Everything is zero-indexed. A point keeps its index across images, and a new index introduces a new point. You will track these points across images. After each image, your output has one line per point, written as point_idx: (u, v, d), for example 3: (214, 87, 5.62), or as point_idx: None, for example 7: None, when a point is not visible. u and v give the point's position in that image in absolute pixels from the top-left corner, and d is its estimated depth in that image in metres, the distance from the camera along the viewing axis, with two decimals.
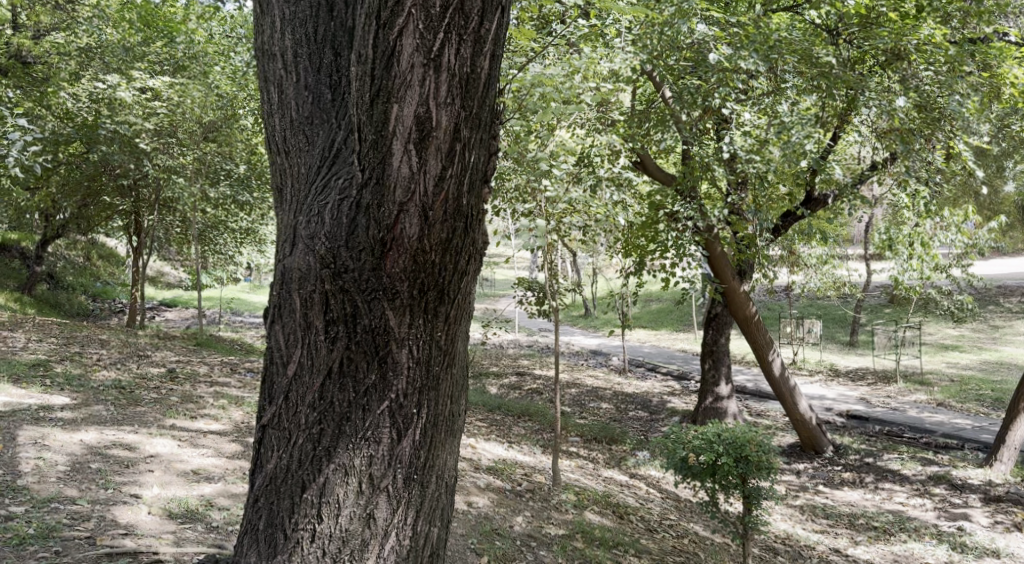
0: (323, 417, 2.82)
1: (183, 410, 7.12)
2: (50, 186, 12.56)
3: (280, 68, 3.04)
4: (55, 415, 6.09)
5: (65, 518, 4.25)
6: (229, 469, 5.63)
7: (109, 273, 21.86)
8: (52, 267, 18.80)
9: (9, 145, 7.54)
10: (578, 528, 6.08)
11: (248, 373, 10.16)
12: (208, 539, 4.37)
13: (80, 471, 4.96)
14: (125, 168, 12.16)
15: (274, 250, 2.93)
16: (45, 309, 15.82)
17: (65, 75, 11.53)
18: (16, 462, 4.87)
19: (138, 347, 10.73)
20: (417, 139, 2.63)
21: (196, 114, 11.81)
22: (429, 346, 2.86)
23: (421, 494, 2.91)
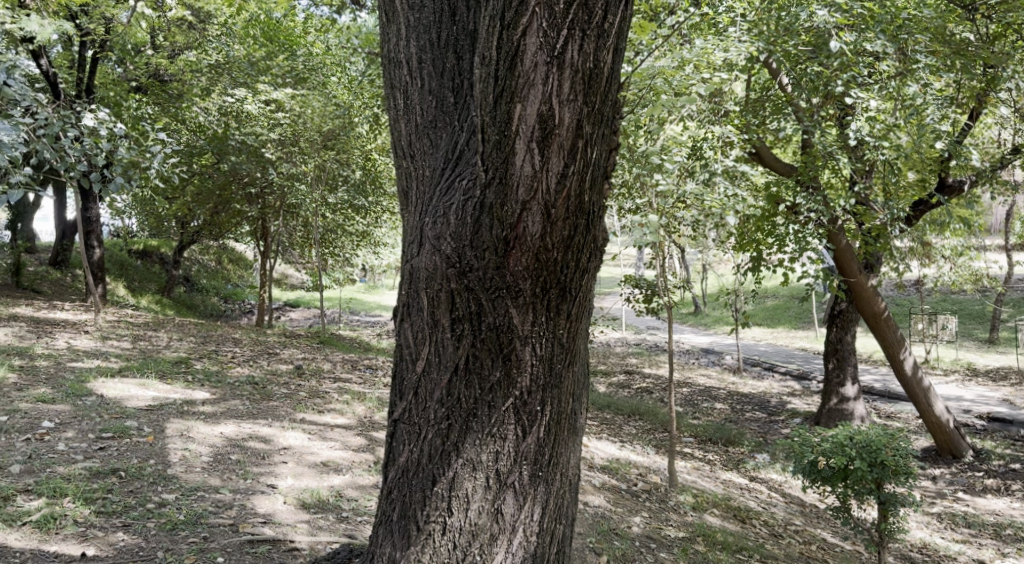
0: (451, 412, 2.88)
1: (310, 404, 7.48)
2: (186, 197, 13.50)
3: (405, 74, 3.12)
4: (197, 408, 6.52)
5: (211, 506, 4.54)
6: (355, 461, 5.86)
7: (238, 276, 23.25)
8: (188, 271, 20.17)
9: (152, 156, 8.23)
10: (698, 531, 5.95)
11: (367, 369, 10.56)
12: (340, 529, 4.56)
13: (222, 462, 5.30)
14: (252, 176, 12.83)
15: (401, 251, 3.02)
16: (183, 309, 16.99)
17: (198, 91, 12.60)
18: (166, 452, 5.25)
19: (267, 345, 11.36)
20: (540, 138, 2.64)
21: (315, 122, 12.48)
22: (552, 343, 2.87)
23: (546, 490, 2.93)
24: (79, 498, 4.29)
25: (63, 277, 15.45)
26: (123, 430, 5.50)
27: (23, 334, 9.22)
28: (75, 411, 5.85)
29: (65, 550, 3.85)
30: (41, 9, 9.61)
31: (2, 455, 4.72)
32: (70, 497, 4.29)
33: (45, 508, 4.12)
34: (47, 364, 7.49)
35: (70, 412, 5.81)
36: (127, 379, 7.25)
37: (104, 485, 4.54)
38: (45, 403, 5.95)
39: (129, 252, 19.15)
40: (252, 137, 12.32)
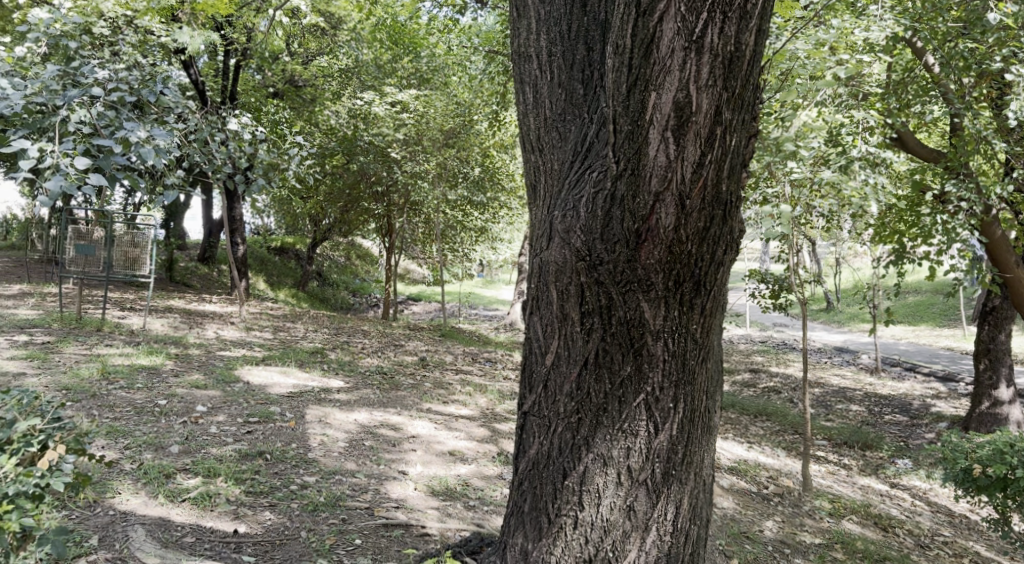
0: (580, 407, 2.85)
1: (436, 395, 7.68)
2: (319, 196, 14.19)
3: (535, 68, 3.12)
4: (333, 396, 6.84)
5: (348, 489, 4.75)
6: (480, 452, 5.96)
7: (365, 271, 24.22)
8: (320, 267, 21.20)
9: (289, 159, 8.74)
10: (836, 537, 5.64)
11: (487, 362, 10.73)
12: (468, 517, 4.65)
13: (357, 447, 5.53)
14: (379, 176, 13.30)
15: (530, 246, 3.02)
16: (315, 302, 17.87)
17: (330, 95, 13.38)
18: (306, 437, 5.54)
19: (393, 338, 11.76)
20: (675, 126, 2.56)
21: (437, 121, 12.66)
22: (685, 339, 2.79)
23: (679, 489, 2.85)
24: (231, 478, 4.59)
25: (210, 273, 16.62)
26: (267, 415, 5.85)
27: (178, 325, 9.99)
28: (225, 396, 6.28)
29: (220, 526, 4.09)
30: (191, 22, 10.35)
31: (163, 435, 5.12)
32: (223, 477, 4.59)
33: (201, 486, 4.42)
34: (200, 353, 8.07)
35: (220, 397, 6.23)
36: (269, 367, 7.70)
37: (252, 466, 4.84)
38: (200, 388, 6.41)
39: (267, 249, 20.35)
40: (380, 137, 12.71)
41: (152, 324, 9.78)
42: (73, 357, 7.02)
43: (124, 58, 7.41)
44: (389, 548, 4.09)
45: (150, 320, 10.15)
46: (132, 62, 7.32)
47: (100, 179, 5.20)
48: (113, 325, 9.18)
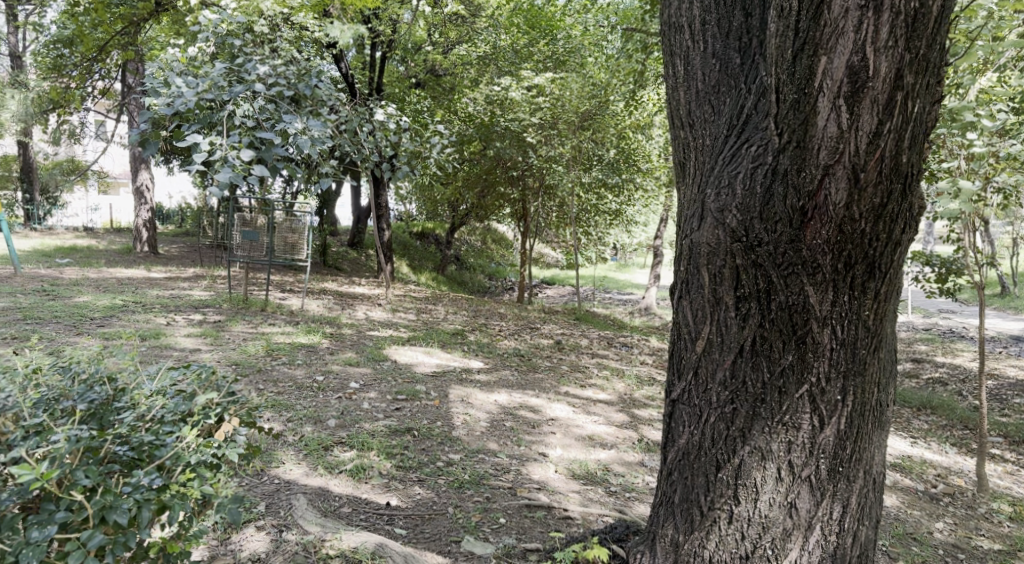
0: (734, 397, 2.69)
1: (573, 378, 7.65)
2: (458, 182, 14.47)
3: (687, 39, 2.97)
4: (474, 376, 6.96)
5: (492, 469, 4.81)
6: (621, 437, 5.86)
7: (501, 255, 24.54)
8: (457, 251, 21.71)
9: (430, 146, 8.99)
10: (1018, 545, 5.12)
11: (624, 346, 10.57)
12: (610, 503, 4.60)
13: (498, 428, 5.60)
14: (514, 160, 13.41)
15: (678, 227, 2.89)
16: (454, 285, 18.29)
17: (468, 82, 13.57)
18: (451, 416, 5.67)
19: (530, 321, 11.84)
20: (849, 93, 2.35)
21: (573, 103, 12.53)
22: (855, 327, 2.57)
23: (847, 488, 2.65)
24: (382, 452, 4.78)
25: (358, 257, 17.40)
26: (414, 393, 6.04)
27: (331, 306, 10.54)
28: (375, 374, 6.55)
29: (373, 498, 4.26)
30: (341, 16, 10.84)
31: (320, 409, 5.40)
32: (375, 451, 4.79)
33: (356, 459, 4.64)
34: (351, 332, 8.47)
35: (371, 374, 6.51)
36: (415, 347, 7.97)
37: (401, 441, 5.01)
38: (352, 365, 6.74)
39: (408, 235, 21.09)
40: (516, 123, 12.73)
41: (308, 305, 10.38)
42: (240, 335, 7.56)
43: (282, 54, 7.95)
44: (533, 529, 4.10)
45: (306, 300, 10.79)
46: (288, 58, 7.83)
47: (261, 168, 5.63)
48: (274, 306, 9.83)
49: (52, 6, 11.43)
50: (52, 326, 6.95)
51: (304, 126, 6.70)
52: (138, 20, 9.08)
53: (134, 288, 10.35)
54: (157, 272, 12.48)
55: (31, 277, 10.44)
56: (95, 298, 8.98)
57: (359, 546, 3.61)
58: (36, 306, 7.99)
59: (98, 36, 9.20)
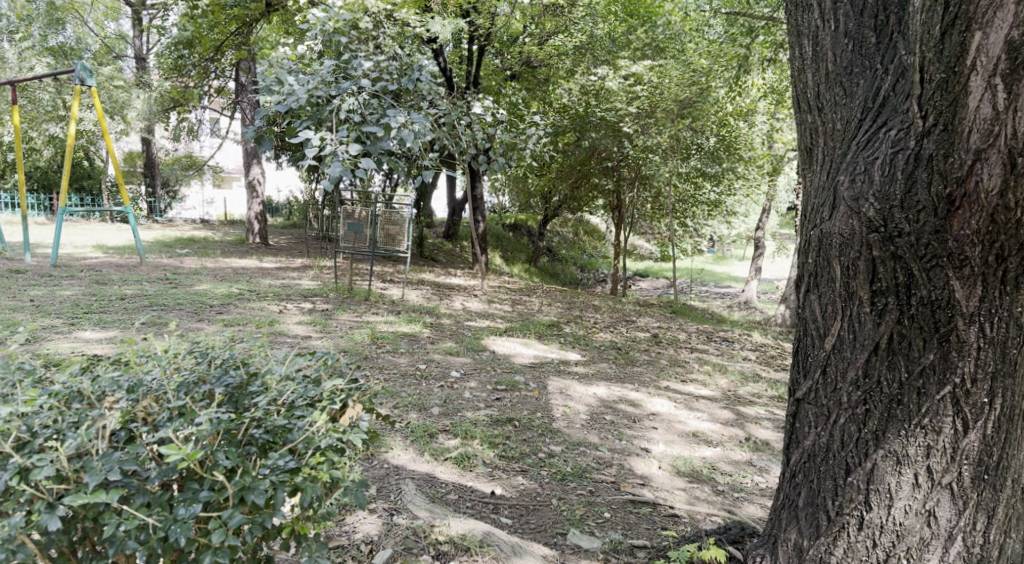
0: (868, 397, 2.55)
1: (674, 373, 7.50)
2: (551, 173, 14.37)
3: (816, 18, 2.82)
4: (572, 368, 6.93)
5: (593, 462, 4.76)
6: (725, 435, 5.70)
7: (593, 247, 24.34)
8: (550, 243, 21.66)
9: (528, 137, 9.01)
10: None
11: (725, 341, 10.26)
12: (718, 502, 4.46)
13: (598, 421, 5.54)
14: (610, 151, 13.16)
15: (807, 217, 2.76)
16: (547, 276, 18.25)
17: (563, 73, 13.46)
18: (551, 407, 5.65)
19: (625, 313, 11.68)
20: (1007, 71, 2.16)
21: (672, 91, 12.20)
22: (1005, 324, 2.37)
23: (993, 497, 2.46)
24: (485, 441, 4.81)
25: (454, 249, 17.64)
26: (514, 384, 6.06)
27: (429, 296, 10.73)
28: (475, 363, 6.62)
29: (479, 486, 4.29)
30: (441, 11, 10.99)
31: (424, 397, 5.50)
32: (478, 440, 4.83)
33: (460, 447, 4.69)
34: (450, 322, 8.58)
35: (471, 364, 6.58)
36: (513, 338, 8.00)
37: (503, 431, 5.04)
38: (453, 355, 6.83)
39: (501, 227, 21.23)
40: (612, 113, 12.52)
41: (408, 295, 10.59)
42: (346, 323, 7.81)
43: (385, 49, 8.10)
44: (639, 526, 4.02)
45: (406, 291, 11.02)
46: (391, 53, 7.95)
47: (367, 162, 5.79)
48: (377, 295, 10.09)
49: (173, 10, 12.10)
50: (176, 312, 7.38)
51: (408, 119, 6.78)
52: (251, 20, 9.49)
53: (248, 277, 10.86)
54: (267, 263, 13.05)
55: (156, 267, 11.12)
56: (213, 286, 9.46)
57: (467, 533, 3.64)
58: (160, 294, 8.49)
59: (215, 37, 9.69)
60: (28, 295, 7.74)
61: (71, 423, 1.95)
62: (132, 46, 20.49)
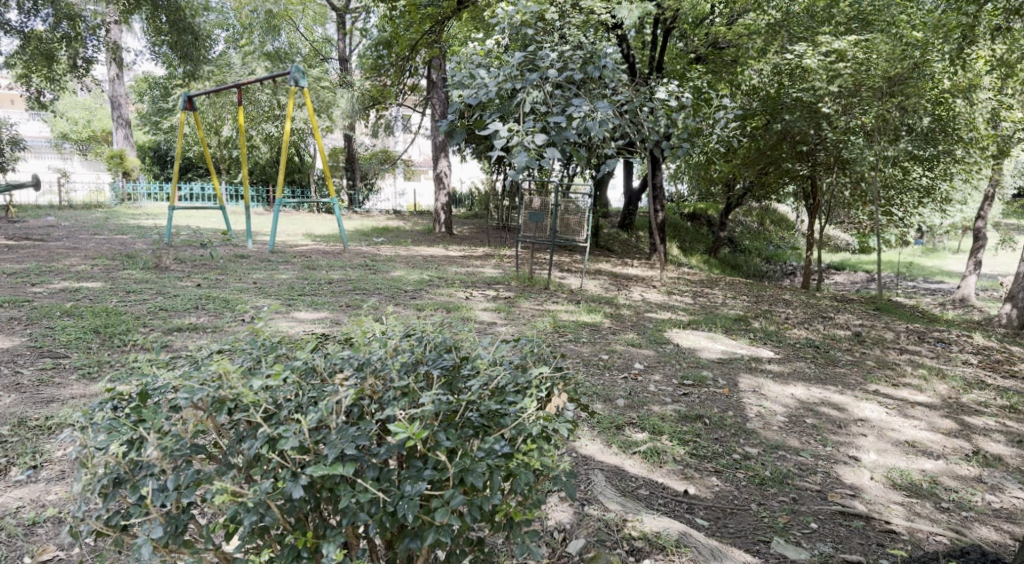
0: None
1: (882, 376, 6.86)
2: (737, 160, 13.44)
3: None
4: (765, 366, 6.54)
5: (795, 468, 4.45)
6: (949, 447, 5.12)
7: (781, 237, 23.00)
8: (733, 233, 20.74)
9: (718, 122, 8.68)
10: None
11: (940, 343, 9.25)
12: (942, 521, 4.03)
13: (798, 424, 5.17)
14: (804, 134, 11.82)
15: None
16: (731, 268, 17.42)
17: (753, 53, 12.55)
18: (744, 406, 5.35)
19: (821, 309, 10.92)
20: None
21: (882, 67, 10.94)
22: None
23: None
24: (675, 438, 4.61)
25: (630, 239, 17.32)
26: (702, 380, 5.80)
27: (609, 286, 10.62)
28: (660, 356, 6.44)
29: (671, 483, 4.12)
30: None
31: (610, 388, 5.42)
32: (668, 435, 4.64)
33: (649, 441, 4.52)
34: (631, 313, 8.43)
35: (655, 357, 6.39)
36: (698, 332, 7.70)
37: (693, 428, 4.81)
38: (636, 347, 6.68)
39: (681, 216, 20.65)
40: (809, 92, 11.52)
41: (588, 285, 10.54)
42: (529, 310, 7.89)
43: (570, 38, 8.00)
44: (851, 540, 3.72)
45: (585, 281, 10.99)
46: (577, 42, 7.81)
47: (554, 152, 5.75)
48: (557, 284, 10.13)
49: (373, 13, 12.82)
50: (374, 297, 7.81)
51: (592, 107, 6.63)
52: (443, 17, 9.83)
53: (437, 264, 11.32)
54: (453, 251, 13.56)
55: (355, 254, 11.88)
56: (406, 273, 9.97)
57: (662, 532, 3.51)
58: (361, 279, 9.05)
59: (410, 36, 10.13)
60: (250, 278, 8.54)
61: (310, 398, 2.11)
62: (336, 49, 22.05)
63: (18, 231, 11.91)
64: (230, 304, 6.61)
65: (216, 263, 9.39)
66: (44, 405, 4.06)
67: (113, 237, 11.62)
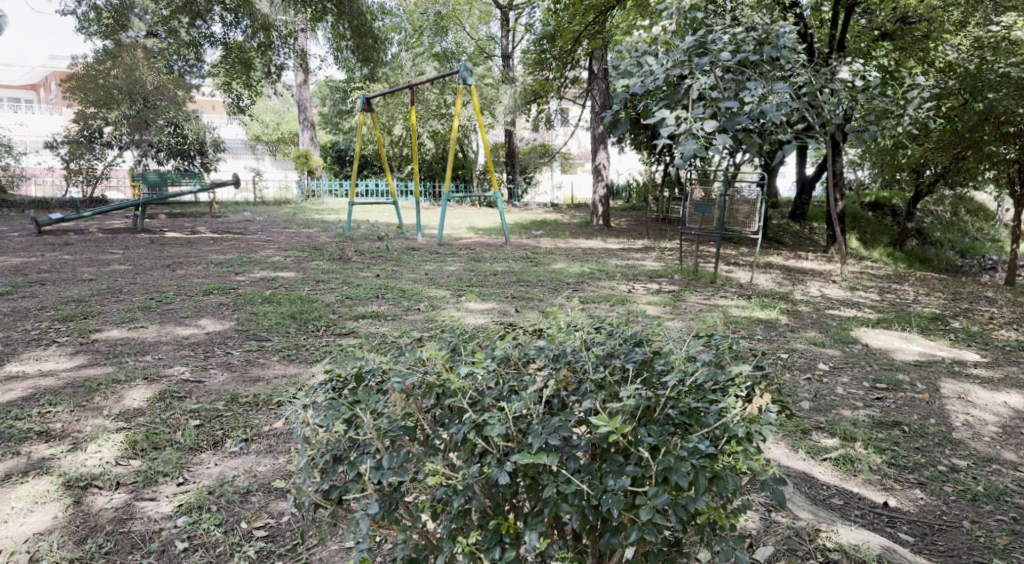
0: None
1: None
2: (926, 143, 12.24)
3: None
4: (970, 371, 5.93)
5: (1014, 484, 3.99)
6: None
7: (977, 228, 20.84)
8: (922, 225, 19.05)
9: (910, 104, 7.99)
10: None
11: None
12: None
13: (1014, 435, 4.64)
14: (1012, 114, 10.32)
15: None
16: (919, 262, 15.99)
17: (950, 26, 12.19)
18: (948, 414, 4.88)
19: None
20: None
21: None
22: None
23: None
24: (870, 445, 4.27)
25: (803, 229, 16.30)
26: (897, 384, 5.35)
27: (783, 281, 10.07)
28: (846, 357, 6.00)
29: (868, 494, 3.82)
30: None
31: (792, 388, 5.11)
32: (861, 442, 4.30)
33: (841, 448, 4.21)
34: (810, 310, 7.93)
35: (841, 358, 5.97)
36: (888, 331, 7.11)
37: (890, 435, 4.44)
38: (819, 346, 6.27)
39: (861, 206, 19.26)
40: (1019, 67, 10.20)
41: (758, 279, 10.06)
42: (699, 305, 7.63)
43: (743, 20, 7.60)
44: None
45: (756, 275, 10.49)
46: (750, 24, 7.43)
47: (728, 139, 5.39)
48: (725, 278, 9.73)
49: (537, 8, 12.95)
50: (540, 289, 7.87)
51: (768, 90, 6.23)
52: (608, 7, 9.72)
53: (599, 257, 11.26)
54: (613, 244, 13.44)
55: (519, 247, 12.05)
56: (569, 265, 9.98)
57: (861, 545, 3.26)
58: (525, 271, 9.16)
59: (575, 28, 10.10)
60: (423, 269, 8.88)
61: (510, 388, 2.15)
62: (500, 46, 22.53)
63: (220, 225, 13.10)
64: (407, 294, 6.90)
65: (391, 255, 9.86)
66: (251, 383, 4.43)
67: (299, 230, 12.52)
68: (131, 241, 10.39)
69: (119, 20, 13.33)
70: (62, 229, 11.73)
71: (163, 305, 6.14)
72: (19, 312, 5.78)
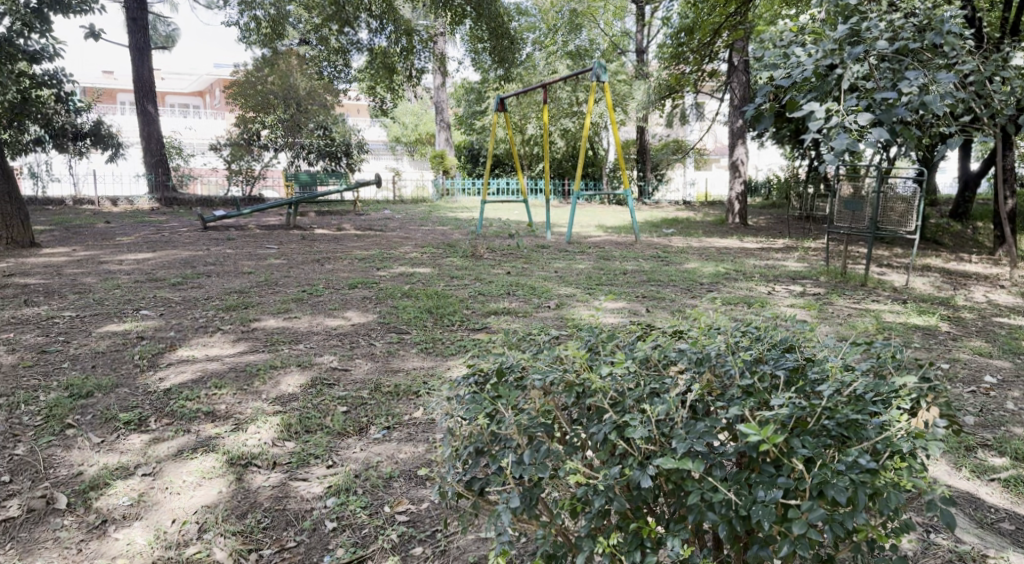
0: None
1: None
2: None
3: None
4: None
5: None
6: None
7: None
8: None
9: None
10: None
11: None
12: None
13: None
14: None
15: None
16: None
17: None
18: None
19: None
20: None
21: None
22: None
23: None
24: None
25: (964, 229, 15.05)
26: None
27: (942, 285, 9.33)
28: (1017, 369, 5.48)
29: None
30: None
31: (954, 401, 4.72)
32: None
33: (1012, 469, 3.84)
34: (974, 317, 7.30)
35: (1012, 370, 5.46)
36: None
37: None
38: (985, 357, 5.76)
39: None
40: None
41: (913, 283, 9.38)
42: (847, 309, 7.21)
43: (902, 5, 7.06)
44: None
45: (910, 277, 9.79)
46: (910, 9, 6.91)
47: (883, 131, 5.04)
48: (875, 280, 9.14)
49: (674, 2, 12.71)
50: (673, 289, 7.72)
51: (931, 79, 5.74)
52: None
53: (735, 257, 10.89)
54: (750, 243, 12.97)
55: (651, 245, 11.86)
56: (703, 265, 9.70)
57: None
58: (657, 270, 9.00)
59: (715, 20, 9.82)
60: (554, 267, 8.93)
61: (652, 390, 2.11)
62: (635, 41, 22.26)
63: (363, 222, 13.75)
64: (538, 291, 6.95)
65: (521, 253, 9.98)
66: (393, 373, 4.62)
67: (435, 228, 12.90)
68: (284, 237, 11.10)
69: (275, 30, 14.26)
70: (224, 226, 12.70)
71: (313, 297, 6.51)
72: (190, 301, 6.31)
